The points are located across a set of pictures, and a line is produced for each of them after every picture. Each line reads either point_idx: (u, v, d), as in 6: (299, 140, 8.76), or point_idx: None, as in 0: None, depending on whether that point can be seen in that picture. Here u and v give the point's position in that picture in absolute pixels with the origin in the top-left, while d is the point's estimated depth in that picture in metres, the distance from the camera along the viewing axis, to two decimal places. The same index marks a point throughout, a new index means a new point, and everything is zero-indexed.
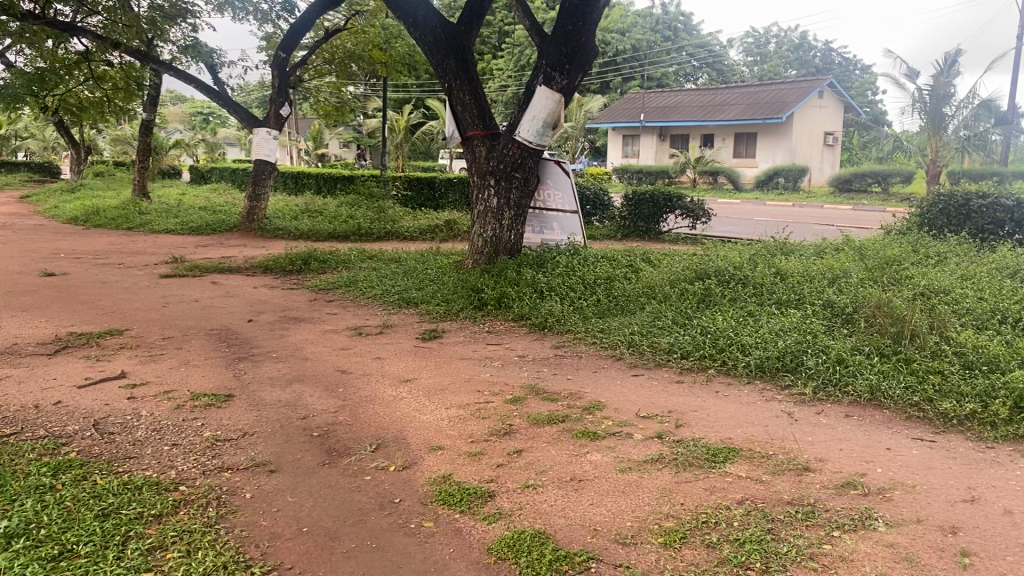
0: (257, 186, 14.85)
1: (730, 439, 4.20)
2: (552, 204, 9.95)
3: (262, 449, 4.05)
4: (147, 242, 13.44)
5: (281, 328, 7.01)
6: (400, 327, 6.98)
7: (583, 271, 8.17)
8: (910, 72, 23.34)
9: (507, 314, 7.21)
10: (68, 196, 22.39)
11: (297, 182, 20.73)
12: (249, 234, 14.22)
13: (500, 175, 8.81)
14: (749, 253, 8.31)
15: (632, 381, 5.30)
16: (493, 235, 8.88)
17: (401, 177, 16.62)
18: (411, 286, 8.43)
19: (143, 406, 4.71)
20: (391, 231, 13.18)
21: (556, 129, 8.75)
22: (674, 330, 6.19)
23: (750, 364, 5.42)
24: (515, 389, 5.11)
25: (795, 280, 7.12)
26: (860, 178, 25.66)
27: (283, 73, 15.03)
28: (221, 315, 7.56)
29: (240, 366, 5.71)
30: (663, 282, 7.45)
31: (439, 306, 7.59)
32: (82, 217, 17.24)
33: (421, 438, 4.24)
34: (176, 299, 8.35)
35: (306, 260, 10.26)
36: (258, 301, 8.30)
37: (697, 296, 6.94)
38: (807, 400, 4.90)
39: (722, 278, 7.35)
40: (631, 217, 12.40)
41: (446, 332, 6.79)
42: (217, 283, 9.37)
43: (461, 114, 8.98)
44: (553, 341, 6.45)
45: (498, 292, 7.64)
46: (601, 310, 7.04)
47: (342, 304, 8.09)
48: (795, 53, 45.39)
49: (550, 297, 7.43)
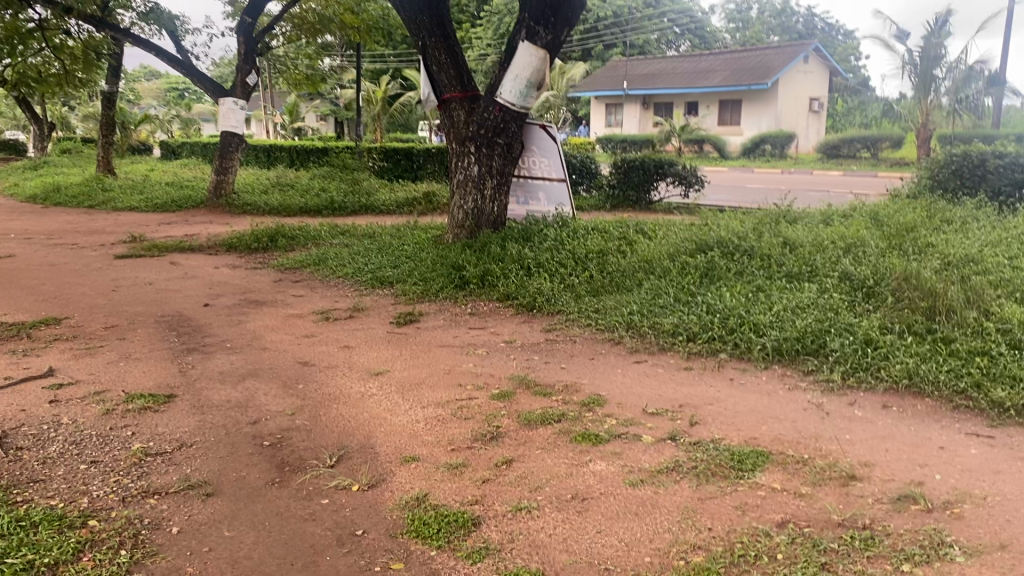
0: (223, 159, 14.04)
1: (756, 440, 3.58)
2: (537, 171, 9.25)
3: (200, 466, 3.38)
4: (106, 220, 12.65)
5: (240, 314, 6.31)
6: (373, 310, 6.31)
7: (573, 244, 7.52)
8: (900, 33, 22.79)
9: (490, 295, 6.55)
10: (30, 174, 21.45)
11: (269, 155, 19.90)
12: (216, 210, 13.45)
13: (480, 140, 8.08)
14: (750, 221, 7.69)
15: (635, 369, 4.65)
16: (474, 207, 8.20)
17: (376, 148, 15.80)
18: (385, 264, 7.73)
19: (67, 411, 4.03)
20: (366, 206, 12.45)
21: (540, 89, 8.02)
22: (677, 309, 5.54)
23: (767, 347, 4.78)
24: (502, 381, 4.45)
25: (805, 250, 6.50)
26: (850, 143, 25.08)
27: (249, 39, 14.15)
28: (175, 299, 6.85)
29: (188, 359, 5.02)
30: (661, 255, 6.80)
31: (417, 285, 6.92)
32: (42, 196, 16.37)
33: (392, 446, 3.58)
34: (128, 282, 7.62)
35: (274, 237, 9.54)
36: (218, 283, 7.59)
37: (699, 270, 6.30)
38: (837, 388, 4.27)
39: (724, 249, 6.71)
40: (620, 186, 11.74)
41: (424, 314, 6.11)
42: (176, 263, 8.63)
43: (437, 75, 8.23)
44: (542, 324, 5.79)
45: (480, 269, 6.96)
46: (593, 287, 6.39)
47: (310, 285, 7.40)
48: (777, 19, 44.62)
49: (538, 274, 6.77)
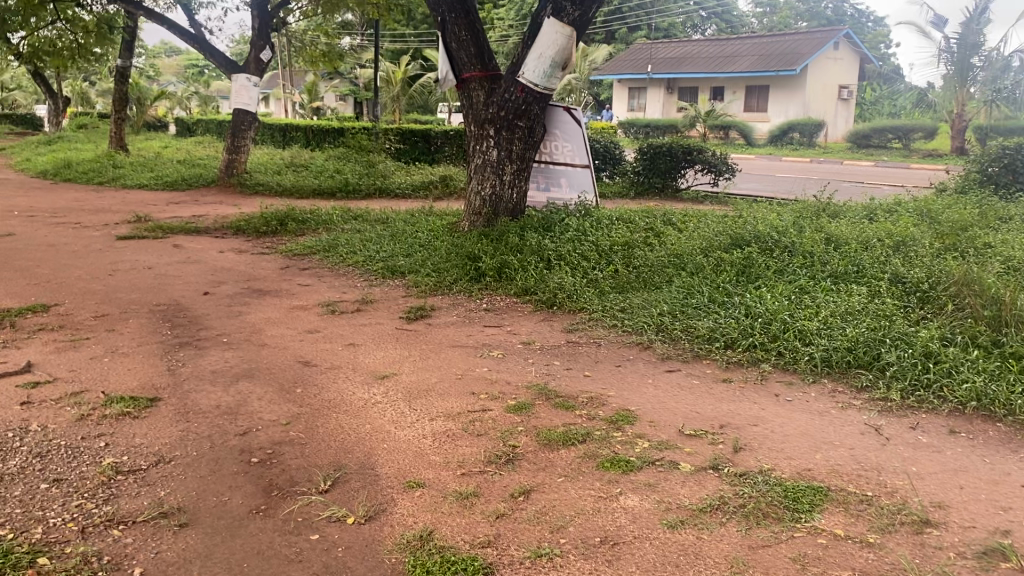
0: (236, 138, 13.66)
1: (811, 473, 3.13)
2: (559, 157, 8.77)
3: (176, 489, 2.97)
4: (115, 198, 12.31)
5: (241, 304, 5.90)
6: (382, 303, 5.89)
7: (596, 236, 7.06)
8: (937, 19, 22.05)
9: (508, 289, 6.12)
10: (43, 148, 21.21)
11: (284, 134, 19.52)
12: (227, 190, 13.06)
13: (500, 123, 7.63)
14: (786, 214, 7.22)
15: (667, 380, 4.21)
16: (492, 193, 7.76)
17: (393, 129, 15.39)
18: (397, 253, 7.32)
19: (37, 415, 3.62)
20: (380, 188, 12.04)
21: (566, 69, 7.54)
22: (713, 311, 5.11)
23: (814, 359, 4.35)
24: (519, 390, 4.03)
25: (850, 248, 6.03)
26: (880, 133, 24.39)
27: (264, 14, 13.70)
28: (173, 286, 6.46)
29: (180, 356, 4.62)
30: (693, 249, 6.36)
31: (430, 277, 6.49)
32: (53, 171, 16.05)
33: (395, 468, 3.16)
34: (126, 266, 7.24)
35: (283, 220, 9.14)
36: (222, 269, 7.20)
37: (735, 268, 5.86)
38: (895, 409, 3.82)
39: (762, 244, 6.26)
40: (645, 173, 11.26)
41: (436, 309, 5.69)
42: (179, 246, 8.25)
43: (456, 53, 7.78)
44: (563, 323, 5.36)
45: (498, 261, 6.52)
46: (619, 283, 5.95)
47: (318, 274, 6.99)
48: (805, 5, 43.68)
49: (559, 267, 6.33)
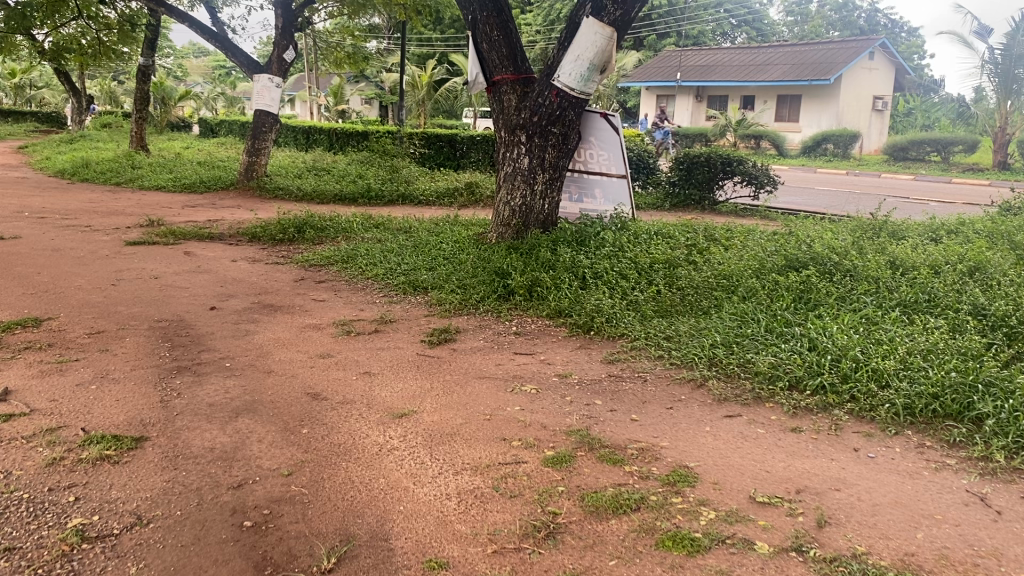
0: (256, 139, 13.22)
1: (916, 562, 2.57)
2: (594, 165, 8.25)
3: (150, 563, 2.47)
4: (130, 200, 11.93)
5: (249, 321, 5.42)
6: (402, 323, 5.38)
7: (634, 252, 6.53)
8: (981, 29, 21.30)
9: (540, 309, 5.60)
10: (65, 147, 20.95)
11: (307, 136, 19.12)
12: (245, 193, 12.64)
13: (533, 129, 7.10)
14: (841, 232, 6.66)
15: (727, 429, 3.67)
16: (523, 203, 7.24)
17: (418, 133, 14.97)
18: (420, 266, 6.82)
19: (2, 458, 3.13)
20: (403, 195, 11.56)
21: (605, 73, 7.02)
22: (772, 344, 4.57)
23: (894, 407, 3.80)
24: (557, 437, 3.49)
25: (920, 274, 5.47)
26: (919, 145, 23.64)
27: (288, 13, 13.28)
28: (178, 299, 5.98)
29: (176, 384, 4.13)
30: (743, 270, 5.82)
31: (454, 294, 5.98)
32: (71, 171, 15.74)
33: (412, 542, 2.65)
34: (131, 274, 6.79)
35: (300, 227, 8.67)
36: (232, 280, 6.74)
37: (793, 293, 5.33)
38: (999, 472, 3.26)
39: (820, 266, 5.72)
40: (681, 184, 10.73)
41: (461, 332, 5.18)
42: (190, 253, 7.80)
43: (487, 54, 7.29)
44: (602, 351, 4.83)
45: (528, 278, 6.00)
46: (662, 306, 5.43)
47: (334, 288, 6.50)
48: (838, 13, 42.87)
49: (595, 286, 5.81)
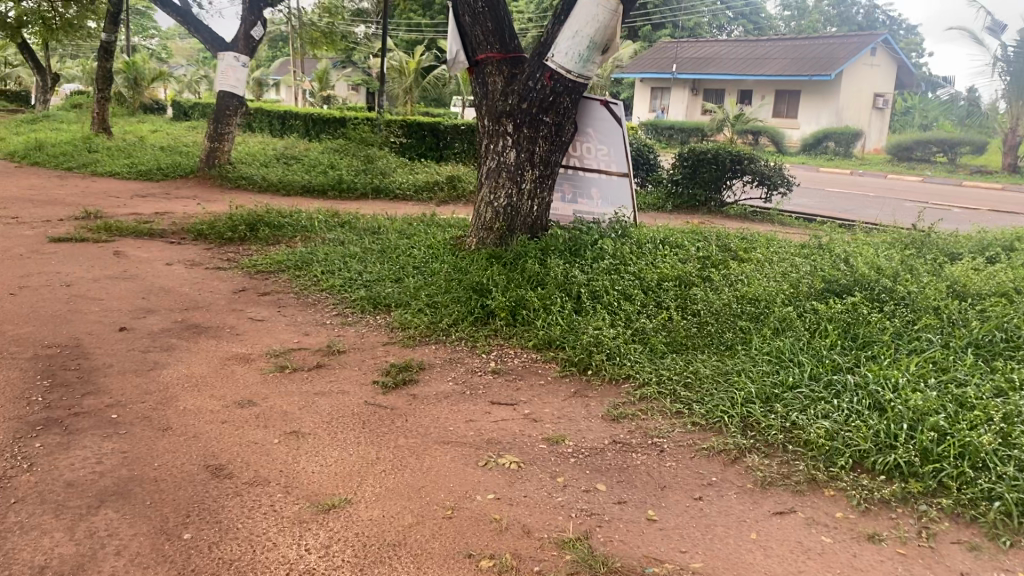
0: (219, 123, 12.07)
1: None
2: (590, 160, 7.22)
3: None
4: (77, 187, 10.83)
5: (161, 349, 4.35)
6: (352, 354, 4.34)
7: (639, 266, 5.50)
8: (993, 24, 20.32)
9: (524, 338, 4.57)
10: (25, 127, 19.76)
11: (282, 123, 18.01)
12: (206, 182, 11.54)
13: (522, 117, 6.03)
14: (879, 247, 5.66)
15: (780, 536, 2.65)
16: (508, 204, 6.20)
17: (398, 120, 13.90)
18: (385, 276, 5.77)
19: None
20: (377, 188, 10.51)
21: (607, 53, 5.99)
22: (820, 400, 3.57)
23: (1007, 508, 2.77)
24: (546, 554, 2.46)
25: (995, 306, 4.45)
26: (923, 145, 22.71)
27: None
28: (85, 314, 4.90)
29: (31, 450, 3.05)
30: (771, 294, 4.81)
31: (420, 315, 4.95)
32: (22, 153, 14.57)
33: None
34: (39, 280, 5.69)
35: (254, 224, 7.60)
36: (160, 288, 5.67)
37: (837, 327, 4.31)
38: None
39: (866, 292, 4.71)
40: (685, 183, 9.70)
41: (425, 368, 4.15)
42: (120, 254, 6.71)
43: (470, 28, 6.24)
44: (603, 401, 3.80)
45: (512, 297, 4.96)
46: (676, 338, 4.42)
47: (278, 302, 5.45)
48: (833, 9, 41.88)
49: (593, 310, 4.79)
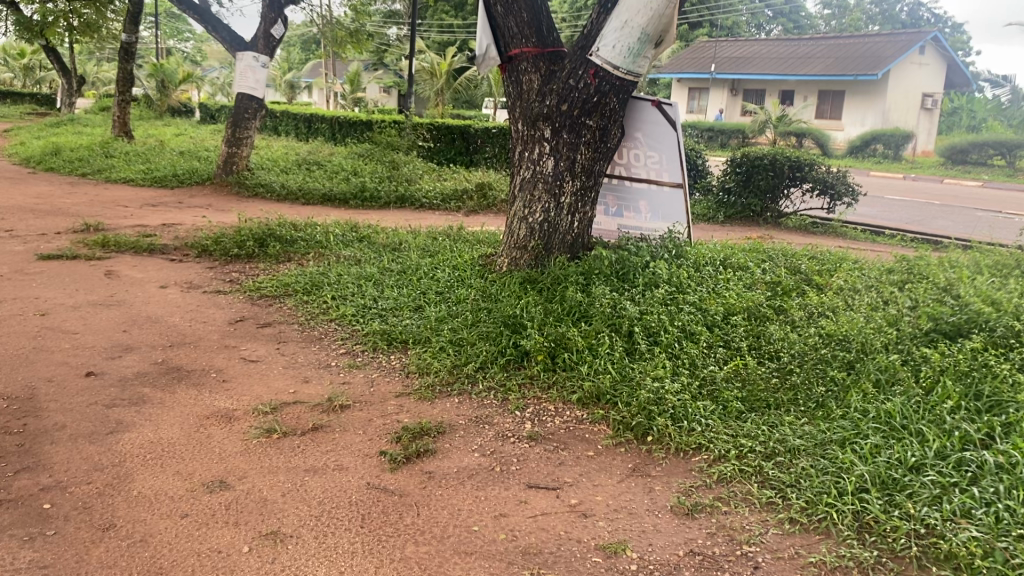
0: (238, 127, 11.39)
1: None
2: (638, 168, 6.41)
3: None
4: (87, 195, 10.23)
5: (129, 402, 3.60)
6: (358, 412, 3.57)
7: (701, 294, 4.66)
8: None
9: (566, 390, 3.77)
10: (48, 131, 19.33)
11: (308, 126, 17.38)
12: (222, 190, 10.89)
13: (563, 120, 5.23)
14: (986, 275, 4.76)
15: None
16: (545, 220, 5.39)
17: (426, 122, 13.16)
18: (403, 304, 5.01)
19: None
20: (401, 197, 9.79)
21: (660, 46, 5.19)
22: (960, 488, 2.71)
23: None
24: None
25: None
26: (980, 147, 21.52)
27: None
28: (51, 354, 4.18)
29: None
30: (867, 336, 3.94)
31: (441, 355, 4.17)
32: (38, 158, 14.07)
33: None
34: (11, 307, 5.00)
35: (263, 239, 6.89)
36: (147, 319, 4.94)
37: (960, 381, 3.42)
38: None
39: (986, 336, 3.82)
40: (738, 191, 8.85)
41: (445, 432, 3.36)
42: (112, 274, 6.01)
43: (502, 20, 5.46)
44: (670, 483, 3.00)
45: (551, 334, 4.15)
46: (754, 392, 3.58)
47: (280, 336, 4.71)
48: (877, 6, 40.50)
49: (649, 354, 3.96)
